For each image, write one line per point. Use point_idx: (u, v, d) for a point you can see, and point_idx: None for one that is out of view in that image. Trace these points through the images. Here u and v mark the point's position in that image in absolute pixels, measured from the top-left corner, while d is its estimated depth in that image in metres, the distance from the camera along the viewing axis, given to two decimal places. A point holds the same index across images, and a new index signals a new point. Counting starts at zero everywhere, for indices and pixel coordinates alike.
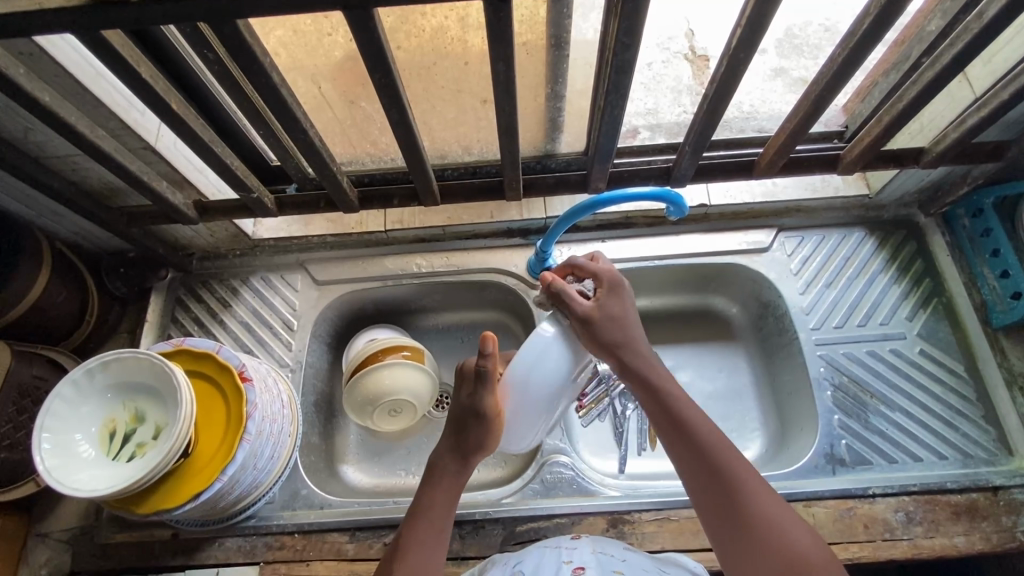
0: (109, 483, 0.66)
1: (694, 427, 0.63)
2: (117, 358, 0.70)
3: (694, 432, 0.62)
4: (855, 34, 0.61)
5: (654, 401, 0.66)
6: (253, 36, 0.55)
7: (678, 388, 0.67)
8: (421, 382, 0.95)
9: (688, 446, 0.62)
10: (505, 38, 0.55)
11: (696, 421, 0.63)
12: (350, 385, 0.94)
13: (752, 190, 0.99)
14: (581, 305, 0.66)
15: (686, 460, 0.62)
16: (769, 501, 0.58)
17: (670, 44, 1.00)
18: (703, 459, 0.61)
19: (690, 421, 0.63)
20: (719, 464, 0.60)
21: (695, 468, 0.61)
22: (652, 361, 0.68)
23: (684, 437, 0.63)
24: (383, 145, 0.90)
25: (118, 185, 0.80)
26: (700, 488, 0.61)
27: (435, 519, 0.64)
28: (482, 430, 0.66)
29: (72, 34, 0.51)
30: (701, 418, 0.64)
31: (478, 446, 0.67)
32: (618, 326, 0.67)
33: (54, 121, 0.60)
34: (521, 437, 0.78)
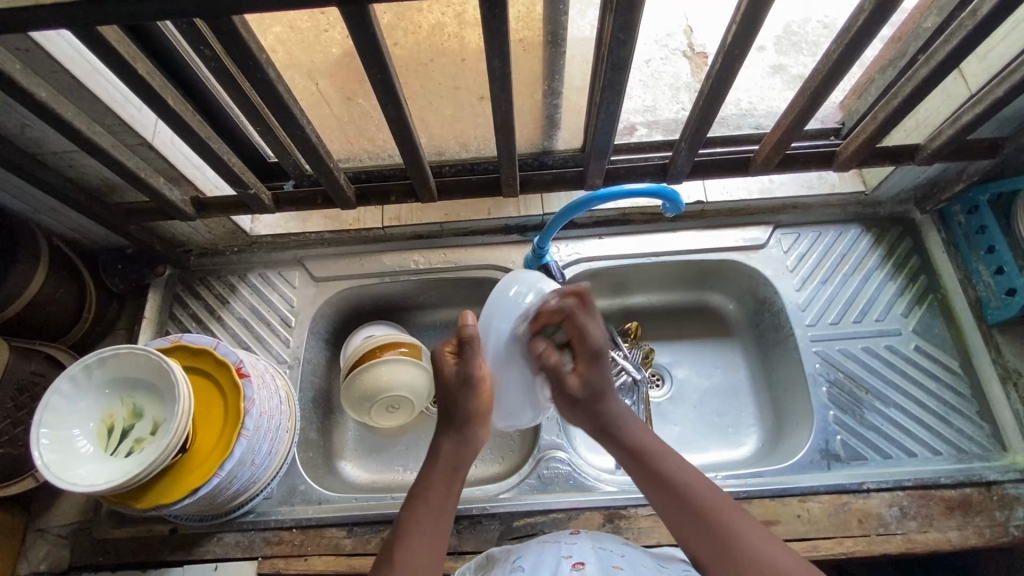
0: (106, 478, 0.66)
1: (675, 479, 0.67)
2: (115, 353, 0.71)
3: (678, 482, 0.67)
4: (850, 31, 0.61)
5: (636, 465, 0.70)
6: (249, 31, 0.55)
7: (658, 444, 0.71)
8: (418, 377, 0.95)
9: (672, 498, 0.66)
10: (501, 35, 0.55)
11: (677, 473, 0.68)
12: (347, 381, 0.94)
13: (748, 186, 0.99)
14: (560, 375, 0.73)
15: (673, 514, 0.65)
16: (755, 535, 0.61)
17: (668, 41, 1.02)
18: (689, 510, 0.64)
19: (672, 475, 0.67)
20: (703, 508, 0.64)
21: (683, 519, 0.64)
22: (630, 421, 0.74)
23: (668, 490, 0.67)
24: (381, 141, 0.90)
25: (115, 181, 0.80)
26: (690, 537, 0.64)
27: (434, 498, 0.67)
28: (471, 398, 0.72)
29: (68, 29, 0.51)
30: (682, 468, 0.68)
31: (470, 417, 0.72)
32: (598, 400, 0.73)
33: (51, 117, 0.60)
34: (514, 410, 0.78)
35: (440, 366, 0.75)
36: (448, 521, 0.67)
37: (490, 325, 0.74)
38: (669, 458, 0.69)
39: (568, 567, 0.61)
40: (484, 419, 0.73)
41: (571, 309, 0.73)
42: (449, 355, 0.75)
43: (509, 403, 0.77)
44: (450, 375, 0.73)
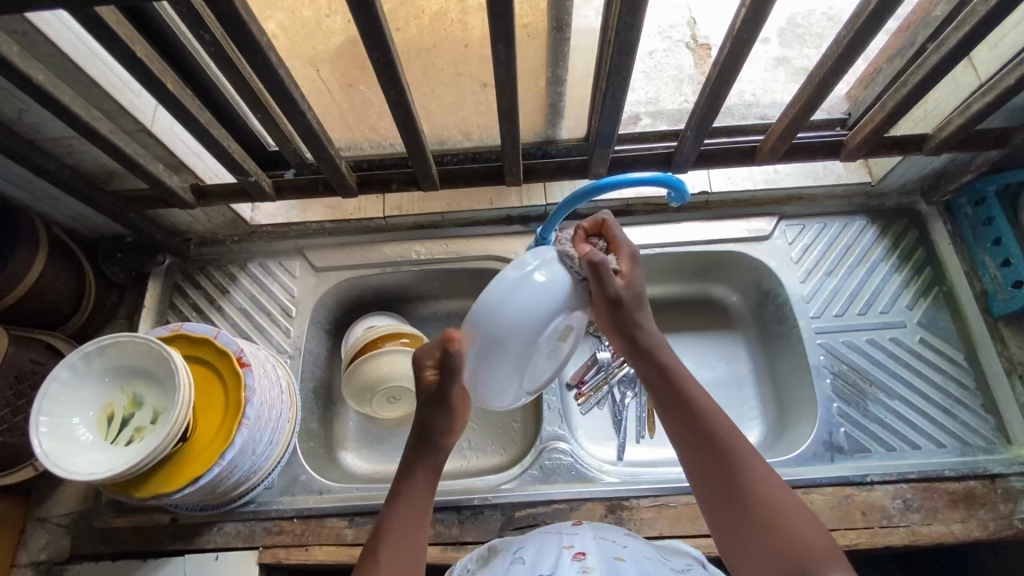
0: (106, 467, 0.66)
1: (700, 411, 0.63)
2: (114, 342, 0.70)
3: (703, 415, 0.62)
4: (860, 17, 0.60)
5: (663, 388, 0.66)
6: (249, 13, 0.54)
7: (687, 372, 0.66)
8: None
9: (694, 428, 0.62)
10: (505, 19, 0.54)
11: (703, 404, 0.63)
12: (348, 371, 0.94)
13: (753, 177, 0.98)
14: (613, 282, 0.63)
15: (689, 445, 0.62)
16: (771, 486, 0.57)
17: (671, 32, 1.00)
18: (710, 446, 0.60)
19: (698, 405, 0.63)
20: (722, 449, 0.60)
21: (699, 455, 0.61)
22: (659, 343, 0.68)
23: (691, 419, 0.63)
24: (382, 130, 0.89)
25: (114, 169, 0.80)
26: (704, 476, 0.60)
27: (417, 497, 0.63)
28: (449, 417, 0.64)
29: (65, 10, 0.50)
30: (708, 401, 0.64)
31: (446, 432, 0.64)
32: (636, 308, 0.66)
33: (48, 101, 0.59)
34: (492, 392, 0.67)
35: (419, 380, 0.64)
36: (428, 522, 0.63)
37: (499, 309, 0.61)
38: (697, 389, 0.65)
39: (569, 557, 0.60)
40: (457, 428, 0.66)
41: (610, 225, 0.68)
42: (432, 369, 0.64)
43: (490, 381, 0.65)
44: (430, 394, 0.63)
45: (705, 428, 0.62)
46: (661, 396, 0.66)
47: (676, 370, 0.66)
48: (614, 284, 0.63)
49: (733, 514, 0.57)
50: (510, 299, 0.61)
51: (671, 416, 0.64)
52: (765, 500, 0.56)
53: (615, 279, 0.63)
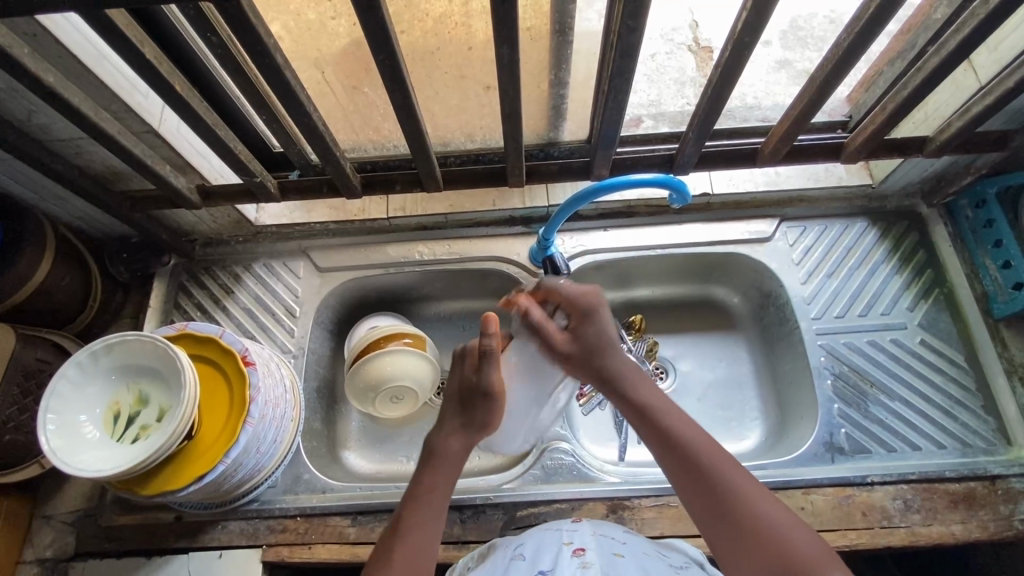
0: (113, 464, 0.66)
1: (677, 432, 0.65)
2: (121, 340, 0.71)
3: (680, 435, 0.65)
4: (860, 20, 0.60)
5: (640, 417, 0.69)
6: (257, 16, 0.55)
7: (662, 401, 0.70)
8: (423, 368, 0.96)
9: (675, 451, 0.64)
10: (508, 22, 0.55)
11: (679, 427, 0.66)
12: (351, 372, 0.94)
13: (755, 179, 0.99)
14: (558, 337, 0.75)
15: (674, 466, 0.64)
16: (753, 494, 0.59)
17: (673, 35, 1.00)
18: (691, 464, 0.62)
19: (675, 428, 0.66)
20: (705, 465, 0.62)
21: (684, 473, 0.63)
22: (629, 373, 0.73)
23: (671, 441, 0.65)
24: (386, 132, 0.90)
25: (121, 169, 0.80)
26: (691, 493, 0.62)
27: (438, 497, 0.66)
28: (488, 409, 0.72)
29: (76, 13, 0.51)
30: (684, 424, 0.67)
31: (483, 424, 0.72)
32: (597, 354, 0.74)
33: (58, 102, 0.60)
34: (506, 439, 0.87)
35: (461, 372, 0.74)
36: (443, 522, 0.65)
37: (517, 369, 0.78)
38: (671, 414, 0.68)
39: (569, 553, 0.61)
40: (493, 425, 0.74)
41: (556, 287, 0.77)
42: (473, 360, 0.75)
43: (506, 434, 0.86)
44: (471, 380, 0.73)
45: (684, 447, 0.64)
46: (642, 427, 0.68)
47: (650, 400, 0.70)
48: (559, 341, 0.75)
49: (724, 525, 0.58)
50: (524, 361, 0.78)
51: (651, 442, 0.67)
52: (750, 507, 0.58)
53: (560, 337, 0.75)
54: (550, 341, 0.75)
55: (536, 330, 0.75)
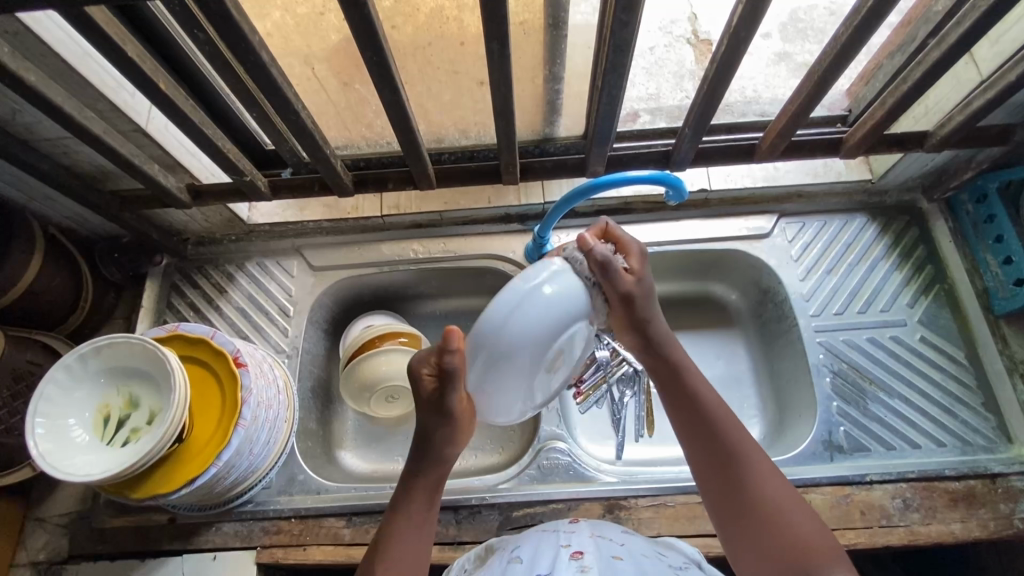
0: (102, 468, 0.65)
1: (708, 414, 0.62)
2: (110, 343, 0.70)
3: (710, 417, 0.62)
4: (859, 12, 0.59)
5: (670, 387, 0.65)
6: (240, 12, 0.53)
7: (698, 372, 0.66)
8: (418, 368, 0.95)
9: (702, 434, 0.62)
10: (499, 16, 0.54)
11: (711, 407, 0.63)
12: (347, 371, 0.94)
13: (753, 174, 0.98)
14: (621, 279, 0.62)
15: (698, 448, 0.62)
16: (775, 486, 0.58)
17: (672, 28, 0.99)
18: (717, 448, 0.61)
19: (706, 407, 0.63)
20: (727, 445, 0.61)
21: (707, 457, 0.61)
22: (671, 337, 0.67)
23: (698, 423, 0.62)
24: (378, 128, 0.89)
25: (109, 168, 0.79)
26: (710, 479, 0.61)
27: (415, 513, 0.62)
28: (447, 431, 0.62)
29: (55, 10, 0.50)
30: (718, 403, 0.64)
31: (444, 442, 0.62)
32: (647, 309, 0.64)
33: (40, 102, 0.59)
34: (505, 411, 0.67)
35: (419, 389, 0.61)
36: (429, 530, 0.64)
37: (506, 325, 0.57)
38: (704, 391, 0.64)
39: (567, 556, 0.60)
40: (459, 439, 0.64)
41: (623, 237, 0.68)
42: (430, 378, 0.61)
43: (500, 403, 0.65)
44: (432, 403, 0.61)
45: (713, 430, 0.62)
46: (669, 397, 0.66)
47: (685, 371, 0.65)
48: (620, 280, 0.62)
49: (738, 515, 0.58)
50: (519, 312, 0.57)
51: (677, 418, 0.64)
52: (769, 501, 0.57)
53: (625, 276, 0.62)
54: (614, 282, 0.62)
55: (598, 266, 0.61)
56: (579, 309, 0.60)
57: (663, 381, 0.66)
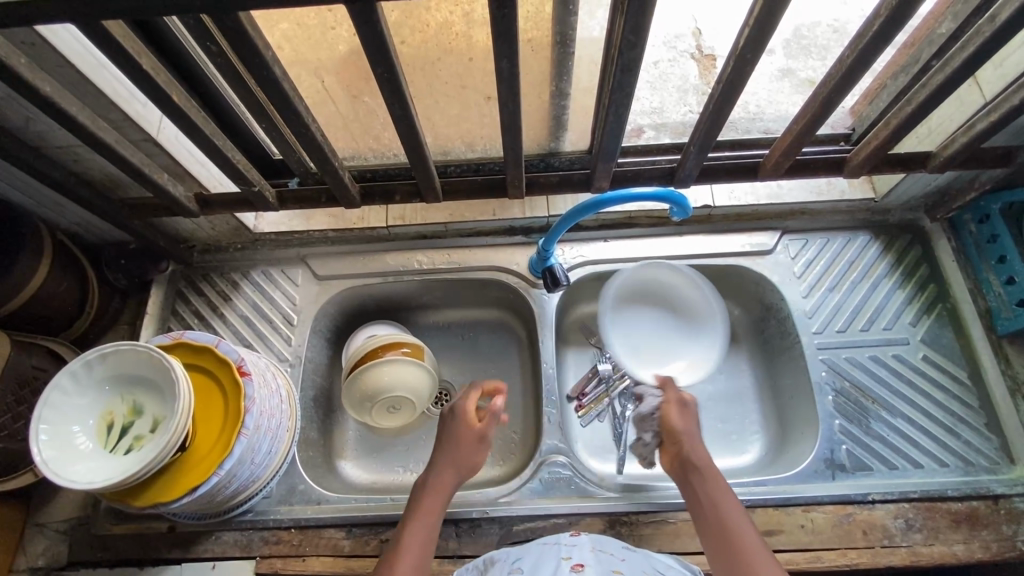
0: (105, 476, 0.66)
1: (718, 503, 0.71)
2: (115, 350, 0.70)
3: (722, 508, 0.70)
4: (865, 36, 0.59)
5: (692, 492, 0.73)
6: (255, 28, 0.54)
7: (718, 477, 0.73)
8: (650, 314, 0.96)
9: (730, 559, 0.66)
10: (508, 39, 0.54)
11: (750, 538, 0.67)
12: (638, 296, 0.97)
13: (757, 192, 0.98)
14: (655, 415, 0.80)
15: (713, 547, 0.68)
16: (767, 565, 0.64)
17: (676, 42, 1.02)
18: (736, 570, 0.64)
19: (720, 503, 0.71)
20: (729, 526, 0.68)
21: (714, 537, 0.68)
22: (699, 446, 0.76)
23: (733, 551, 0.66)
24: (387, 140, 0.90)
25: (120, 178, 0.80)
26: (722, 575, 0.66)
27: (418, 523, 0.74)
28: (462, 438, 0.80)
29: (74, 25, 0.50)
30: (737, 513, 0.70)
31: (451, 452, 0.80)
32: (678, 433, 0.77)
33: (55, 112, 0.59)
34: (654, 337, 0.95)
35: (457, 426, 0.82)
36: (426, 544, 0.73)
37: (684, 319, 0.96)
38: (728, 501, 0.71)
39: (568, 568, 0.61)
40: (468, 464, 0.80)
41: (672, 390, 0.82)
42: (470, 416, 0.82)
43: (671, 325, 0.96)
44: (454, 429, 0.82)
45: (742, 556, 0.65)
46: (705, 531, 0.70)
47: (721, 510, 0.70)
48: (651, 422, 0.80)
49: None
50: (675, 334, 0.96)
51: (708, 538, 0.69)
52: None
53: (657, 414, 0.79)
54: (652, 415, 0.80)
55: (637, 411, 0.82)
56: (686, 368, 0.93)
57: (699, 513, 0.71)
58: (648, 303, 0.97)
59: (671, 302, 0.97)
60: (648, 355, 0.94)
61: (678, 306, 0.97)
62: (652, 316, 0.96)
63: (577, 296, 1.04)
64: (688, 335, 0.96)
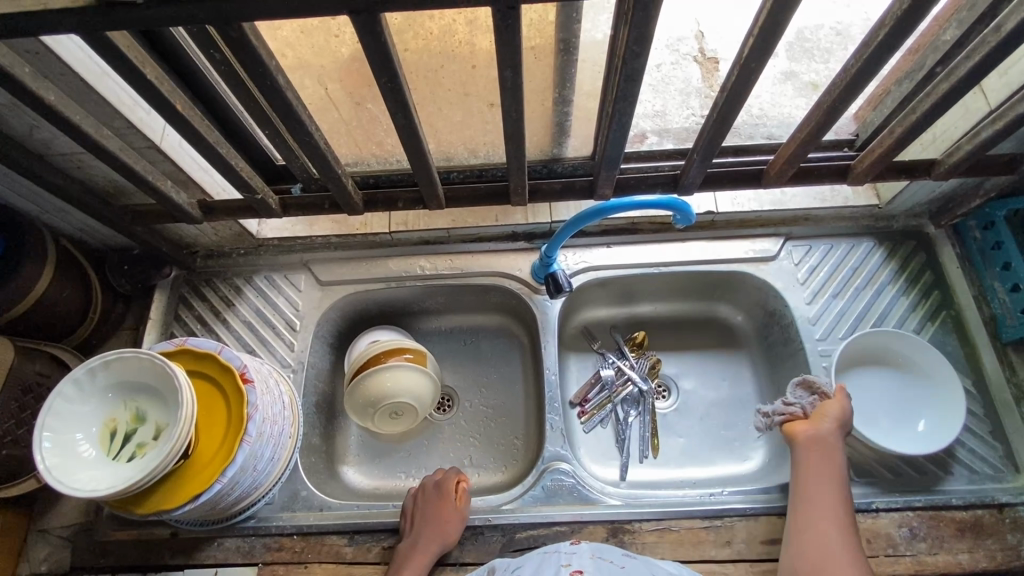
0: (108, 483, 0.66)
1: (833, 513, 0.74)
2: (119, 357, 0.70)
3: (836, 518, 0.73)
4: (870, 45, 0.59)
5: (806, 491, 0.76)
6: (259, 38, 0.54)
7: (838, 491, 0.76)
8: (889, 380, 0.91)
9: (812, 529, 0.73)
10: (512, 49, 0.54)
11: (841, 517, 0.73)
12: (872, 361, 0.92)
13: (760, 199, 0.99)
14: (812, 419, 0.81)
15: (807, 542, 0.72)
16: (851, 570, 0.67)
17: (679, 46, 1.02)
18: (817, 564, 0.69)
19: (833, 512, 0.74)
20: (829, 532, 0.72)
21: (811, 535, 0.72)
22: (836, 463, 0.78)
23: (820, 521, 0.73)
24: (389, 147, 0.90)
25: (123, 184, 0.80)
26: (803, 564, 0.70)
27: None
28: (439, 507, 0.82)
29: (78, 35, 0.50)
30: (843, 525, 0.72)
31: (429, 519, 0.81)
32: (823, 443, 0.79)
33: (59, 121, 0.59)
34: (893, 405, 0.89)
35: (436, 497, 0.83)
36: None
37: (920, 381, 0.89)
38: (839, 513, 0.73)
39: None
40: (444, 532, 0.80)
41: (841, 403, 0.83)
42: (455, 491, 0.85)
43: (912, 391, 0.89)
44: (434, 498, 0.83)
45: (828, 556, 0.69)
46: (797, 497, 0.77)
47: (818, 487, 0.76)
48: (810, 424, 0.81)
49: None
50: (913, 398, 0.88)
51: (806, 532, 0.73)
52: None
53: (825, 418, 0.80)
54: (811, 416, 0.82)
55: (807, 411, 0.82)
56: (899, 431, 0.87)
57: (798, 482, 0.78)
58: (885, 367, 0.91)
59: (912, 369, 0.90)
60: (889, 422, 0.88)
61: (920, 375, 0.90)
62: (890, 382, 0.91)
63: (580, 302, 1.04)
64: (933, 406, 0.87)
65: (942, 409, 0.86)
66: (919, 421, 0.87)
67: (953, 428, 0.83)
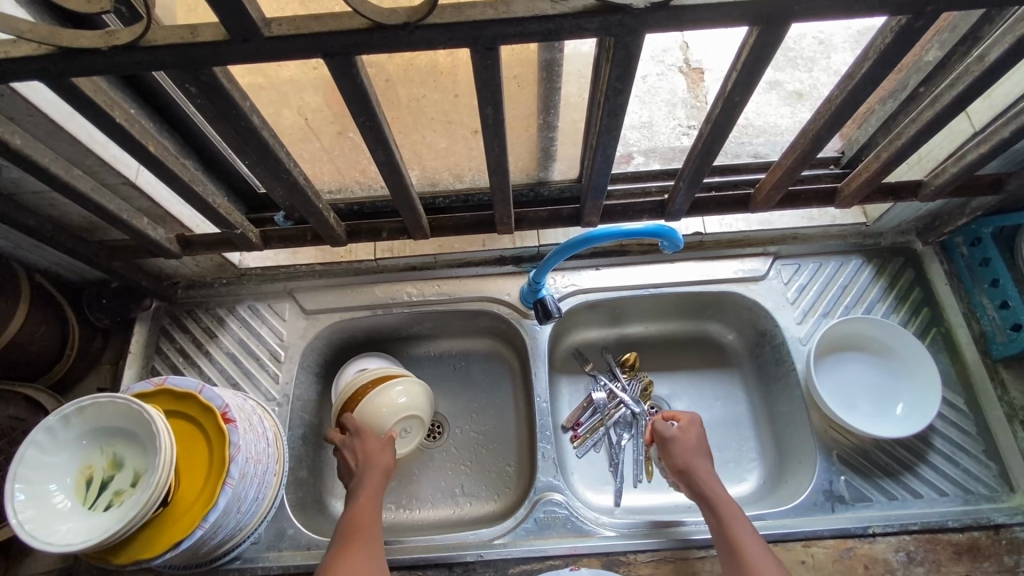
0: (84, 536, 0.63)
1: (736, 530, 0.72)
2: (93, 402, 0.68)
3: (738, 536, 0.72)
4: (855, 76, 0.58)
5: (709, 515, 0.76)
6: (231, 80, 0.52)
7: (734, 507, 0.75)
8: (866, 363, 0.94)
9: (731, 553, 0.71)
10: (493, 87, 0.53)
11: (749, 535, 0.72)
12: (845, 347, 0.94)
13: (748, 219, 0.98)
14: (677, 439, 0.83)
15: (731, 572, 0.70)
16: None
17: (664, 56, 1.01)
18: None
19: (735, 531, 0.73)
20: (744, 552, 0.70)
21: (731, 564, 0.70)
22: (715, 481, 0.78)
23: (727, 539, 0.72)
24: (372, 173, 0.88)
25: (99, 220, 0.78)
26: None
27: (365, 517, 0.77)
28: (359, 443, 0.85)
29: (43, 82, 0.49)
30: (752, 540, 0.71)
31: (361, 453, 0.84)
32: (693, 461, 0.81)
33: (26, 164, 0.57)
34: (872, 392, 0.92)
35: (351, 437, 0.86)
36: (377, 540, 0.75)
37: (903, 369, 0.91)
38: (744, 531, 0.72)
39: None
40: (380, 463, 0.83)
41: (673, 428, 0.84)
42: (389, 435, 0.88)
43: (889, 375, 0.92)
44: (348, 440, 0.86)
45: None
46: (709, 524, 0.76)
47: (717, 506, 0.76)
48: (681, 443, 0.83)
49: None
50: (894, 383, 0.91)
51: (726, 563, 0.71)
52: None
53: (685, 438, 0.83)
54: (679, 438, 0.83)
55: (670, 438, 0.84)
56: (887, 422, 0.89)
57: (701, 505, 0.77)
58: (864, 355, 0.94)
59: (886, 352, 0.93)
60: (868, 408, 0.91)
61: (895, 357, 0.92)
62: (868, 368, 0.93)
63: (570, 325, 1.03)
64: (911, 388, 0.90)
65: (918, 391, 0.89)
66: (897, 405, 0.90)
67: (930, 410, 0.86)
